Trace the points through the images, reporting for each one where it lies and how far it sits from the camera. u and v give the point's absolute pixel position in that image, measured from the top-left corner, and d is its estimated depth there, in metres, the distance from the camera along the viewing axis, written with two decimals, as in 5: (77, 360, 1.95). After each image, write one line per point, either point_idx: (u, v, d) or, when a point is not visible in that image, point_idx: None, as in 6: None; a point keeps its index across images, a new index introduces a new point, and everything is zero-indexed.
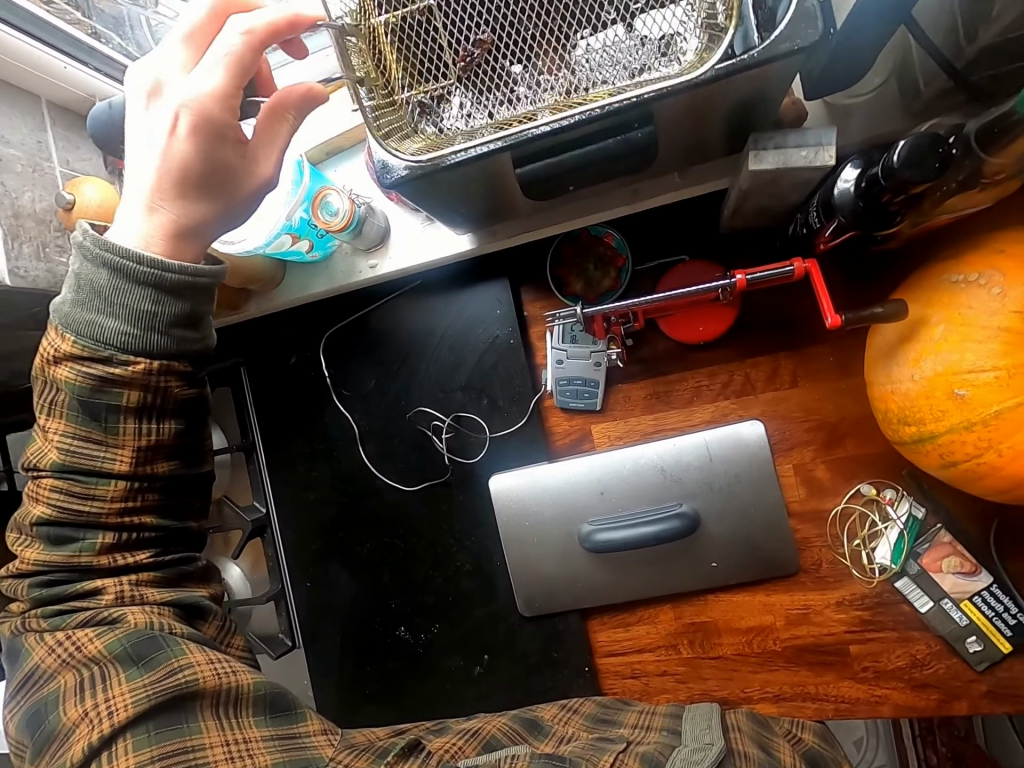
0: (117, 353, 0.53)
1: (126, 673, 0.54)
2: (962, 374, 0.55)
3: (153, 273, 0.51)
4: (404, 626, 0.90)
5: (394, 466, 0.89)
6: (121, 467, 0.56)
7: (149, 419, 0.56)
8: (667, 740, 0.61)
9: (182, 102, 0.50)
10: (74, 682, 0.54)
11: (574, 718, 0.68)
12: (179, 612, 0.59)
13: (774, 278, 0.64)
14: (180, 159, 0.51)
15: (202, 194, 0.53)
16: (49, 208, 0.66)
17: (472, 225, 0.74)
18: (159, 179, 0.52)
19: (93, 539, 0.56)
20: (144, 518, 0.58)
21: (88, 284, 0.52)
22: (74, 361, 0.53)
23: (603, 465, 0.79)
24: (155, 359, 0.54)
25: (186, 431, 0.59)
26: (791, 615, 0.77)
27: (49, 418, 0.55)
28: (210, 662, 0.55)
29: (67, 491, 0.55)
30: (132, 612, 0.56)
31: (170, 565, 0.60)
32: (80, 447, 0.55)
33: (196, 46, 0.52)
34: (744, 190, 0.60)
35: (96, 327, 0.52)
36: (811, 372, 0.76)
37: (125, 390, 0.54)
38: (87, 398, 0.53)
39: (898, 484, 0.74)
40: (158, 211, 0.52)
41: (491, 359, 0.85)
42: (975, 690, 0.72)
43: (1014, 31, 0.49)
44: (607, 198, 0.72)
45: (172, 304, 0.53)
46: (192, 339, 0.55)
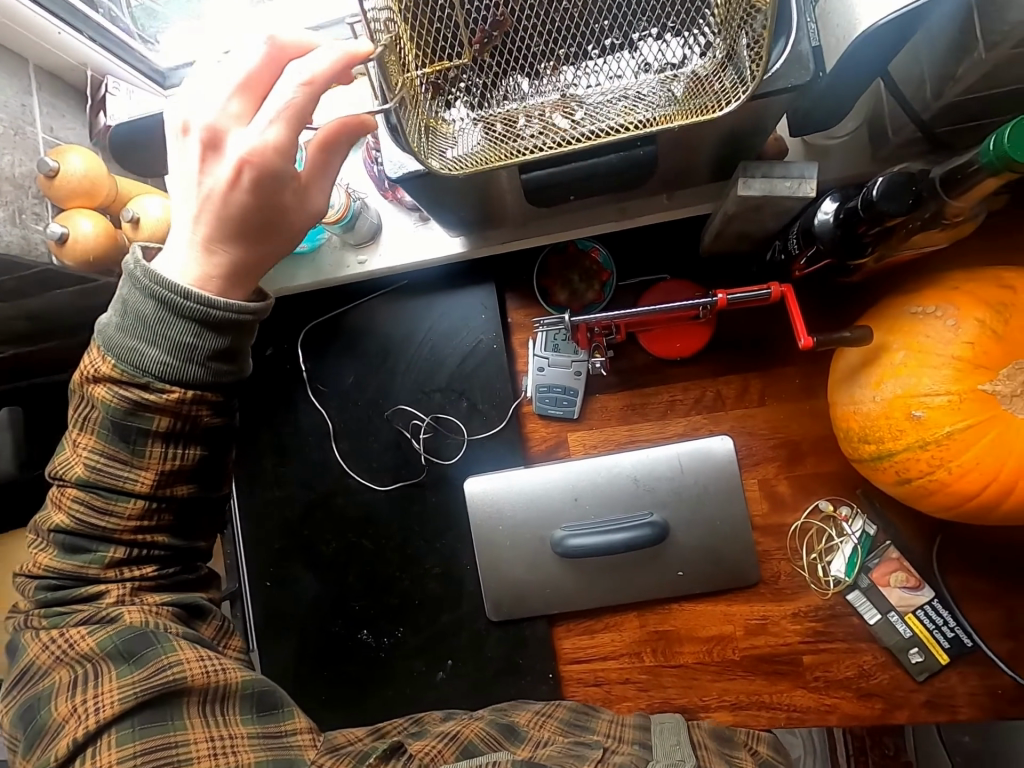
0: (155, 381, 0.49)
1: (117, 671, 0.51)
2: (919, 397, 0.60)
3: (199, 308, 0.47)
4: (366, 629, 0.88)
5: (366, 465, 0.88)
6: (142, 489, 0.52)
7: (175, 445, 0.52)
8: (638, 753, 0.63)
9: (243, 153, 0.45)
10: (66, 679, 0.51)
11: (549, 721, 0.69)
12: (180, 613, 0.56)
13: (751, 299, 0.67)
14: (236, 207, 0.47)
15: (257, 239, 0.49)
16: (29, 175, 0.63)
17: (466, 228, 0.75)
18: (211, 225, 0.47)
19: (103, 553, 0.52)
20: (156, 536, 0.54)
21: (132, 311, 0.47)
22: (112, 384, 0.49)
23: (578, 472, 0.81)
24: (189, 389, 0.50)
25: (210, 456, 0.55)
26: (750, 626, 0.80)
27: (80, 433, 0.51)
28: (200, 661, 0.53)
29: (84, 503, 0.52)
30: (127, 611, 0.53)
31: (172, 578, 0.57)
32: (104, 467, 0.51)
33: (250, 92, 0.46)
34: (730, 214, 0.64)
35: (136, 353, 0.48)
36: (777, 392, 0.80)
37: (158, 416, 0.50)
38: (118, 421, 0.50)
39: (853, 502, 0.78)
40: (213, 256, 0.48)
41: (474, 363, 0.86)
42: (915, 700, 0.76)
43: (973, 93, 0.55)
44: (598, 214, 0.75)
45: (214, 338, 0.48)
46: (229, 373, 0.51)
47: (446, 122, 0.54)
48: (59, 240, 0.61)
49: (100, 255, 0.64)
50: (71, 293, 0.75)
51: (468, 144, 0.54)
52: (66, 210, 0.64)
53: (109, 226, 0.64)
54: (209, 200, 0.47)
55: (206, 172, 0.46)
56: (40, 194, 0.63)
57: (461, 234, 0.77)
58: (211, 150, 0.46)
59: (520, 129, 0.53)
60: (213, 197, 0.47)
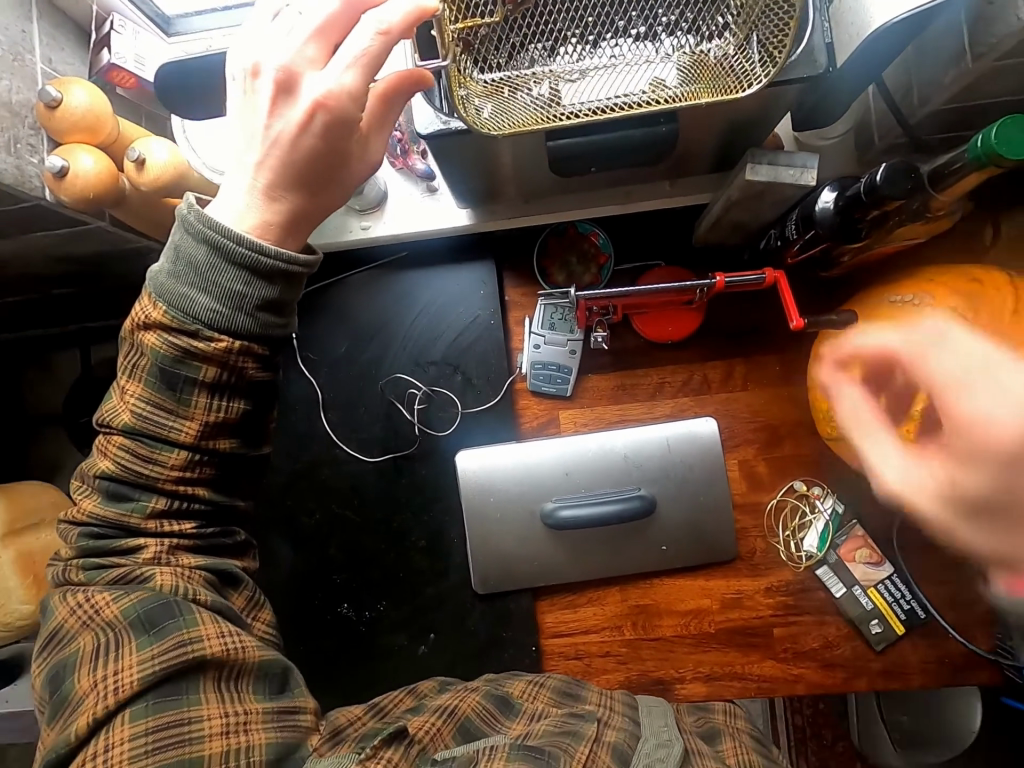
0: (204, 329, 0.46)
1: (136, 643, 0.47)
2: (896, 375, 0.65)
3: (250, 253, 0.45)
4: (347, 602, 0.86)
5: (356, 436, 0.87)
6: (186, 441, 0.49)
7: (221, 398, 0.49)
8: (630, 729, 0.60)
9: (319, 96, 0.43)
10: (91, 645, 0.48)
11: (543, 692, 0.66)
12: (212, 579, 0.53)
13: (746, 283, 0.72)
14: (300, 152, 0.45)
15: (319, 186, 0.47)
16: (25, 103, 0.59)
17: (474, 199, 0.76)
18: (273, 170, 0.45)
19: (146, 502, 0.50)
20: (199, 488, 0.51)
21: (185, 257, 0.45)
22: (162, 330, 0.46)
23: (569, 448, 0.83)
24: (235, 339, 0.47)
25: (256, 412, 0.52)
26: (726, 600, 0.84)
27: (128, 380, 0.48)
28: (219, 636, 0.49)
29: (129, 450, 0.49)
30: (159, 573, 0.50)
31: (208, 537, 0.54)
32: (150, 416, 0.48)
33: (325, 40, 0.44)
34: (732, 200, 0.67)
35: (186, 300, 0.46)
36: (758, 378, 0.85)
37: (204, 365, 0.47)
38: (166, 368, 0.47)
39: (824, 483, 0.83)
40: (275, 203, 0.46)
41: (470, 338, 0.87)
42: (872, 668, 0.81)
43: (954, 103, 0.61)
44: (602, 196, 0.78)
45: (262, 288, 0.46)
46: (277, 325, 0.49)
47: (475, 83, 0.53)
48: (57, 173, 0.58)
49: (99, 194, 0.61)
50: (54, 237, 0.71)
51: (498, 107, 0.54)
52: (63, 145, 0.61)
53: (110, 165, 0.61)
54: (276, 144, 0.45)
55: (275, 113, 0.44)
56: (36, 126, 0.60)
57: (469, 205, 0.78)
58: (284, 92, 0.44)
59: (548, 99, 0.55)
60: (280, 141, 0.45)
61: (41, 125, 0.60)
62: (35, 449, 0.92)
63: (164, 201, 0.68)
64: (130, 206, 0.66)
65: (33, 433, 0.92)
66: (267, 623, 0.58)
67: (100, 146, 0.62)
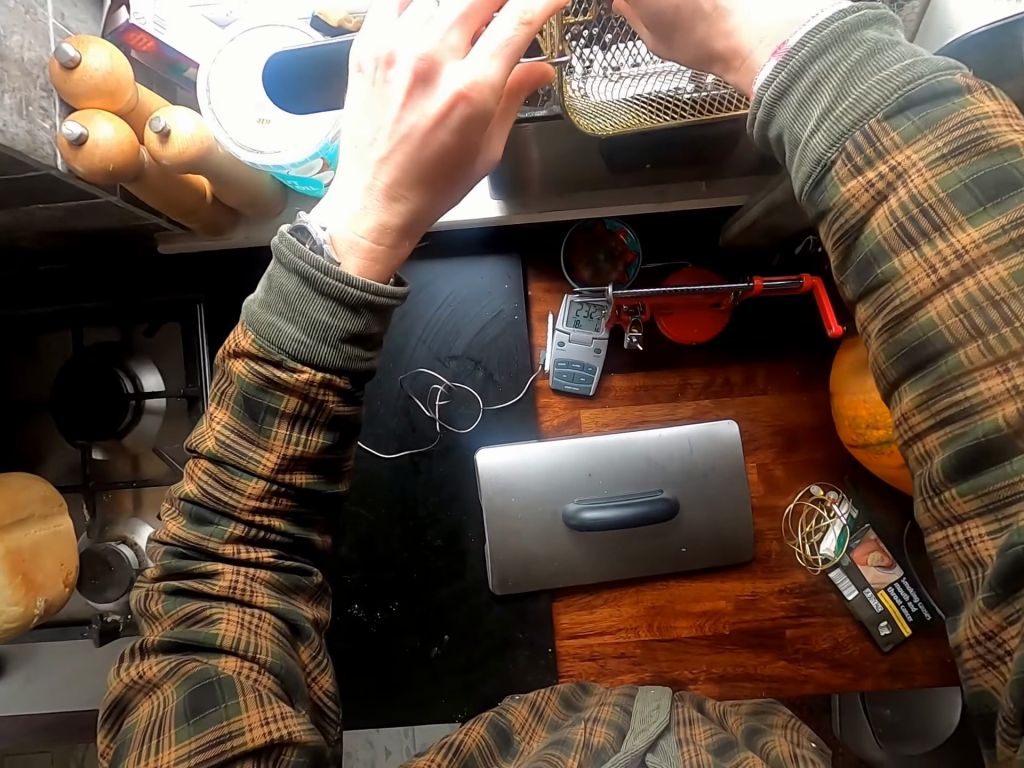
0: (287, 360, 0.43)
1: (176, 731, 0.42)
2: None
3: (336, 286, 0.41)
4: (357, 603, 0.84)
5: (373, 430, 0.85)
6: (265, 473, 0.45)
7: (302, 429, 0.45)
8: (616, 721, 0.62)
9: (461, 87, 0.41)
10: (142, 720, 0.44)
11: (541, 726, 0.65)
12: (283, 632, 0.47)
13: (785, 288, 0.76)
14: (429, 148, 0.43)
15: (441, 186, 0.45)
16: (37, 61, 0.53)
17: (508, 189, 0.73)
18: (398, 166, 0.43)
19: (224, 528, 0.46)
20: (275, 520, 0.47)
21: (275, 289, 0.42)
22: (250, 358, 0.44)
23: (590, 447, 0.81)
24: (319, 371, 0.43)
25: (340, 446, 0.48)
26: (741, 602, 0.84)
27: (216, 406, 0.46)
28: (262, 724, 0.42)
29: (212, 476, 0.46)
30: (225, 619, 0.45)
31: (288, 572, 0.48)
32: (232, 446, 0.45)
33: (468, 29, 0.42)
34: (776, 202, 0.67)
35: (273, 329, 0.43)
36: (779, 382, 0.86)
37: (287, 395, 0.44)
38: (249, 397, 0.44)
39: (840, 488, 0.84)
40: (395, 203, 0.44)
41: (493, 332, 0.85)
42: (879, 669, 0.83)
43: None
44: (636, 195, 0.75)
45: (349, 318, 0.42)
46: (363, 357, 0.44)
47: (573, 89, 0.53)
48: (75, 142, 0.53)
49: (119, 167, 0.56)
50: (56, 210, 0.66)
51: (596, 107, 0.55)
52: (77, 110, 0.55)
53: (131, 136, 0.56)
54: (406, 139, 0.43)
55: (409, 106, 0.42)
56: (48, 87, 0.54)
57: (502, 195, 0.74)
58: (421, 82, 0.42)
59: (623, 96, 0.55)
60: (411, 137, 0.42)
61: (54, 86, 0.54)
62: (16, 435, 0.85)
63: (185, 176, 0.64)
64: (148, 180, 0.62)
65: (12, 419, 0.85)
66: (326, 692, 0.50)
67: (119, 114, 0.57)
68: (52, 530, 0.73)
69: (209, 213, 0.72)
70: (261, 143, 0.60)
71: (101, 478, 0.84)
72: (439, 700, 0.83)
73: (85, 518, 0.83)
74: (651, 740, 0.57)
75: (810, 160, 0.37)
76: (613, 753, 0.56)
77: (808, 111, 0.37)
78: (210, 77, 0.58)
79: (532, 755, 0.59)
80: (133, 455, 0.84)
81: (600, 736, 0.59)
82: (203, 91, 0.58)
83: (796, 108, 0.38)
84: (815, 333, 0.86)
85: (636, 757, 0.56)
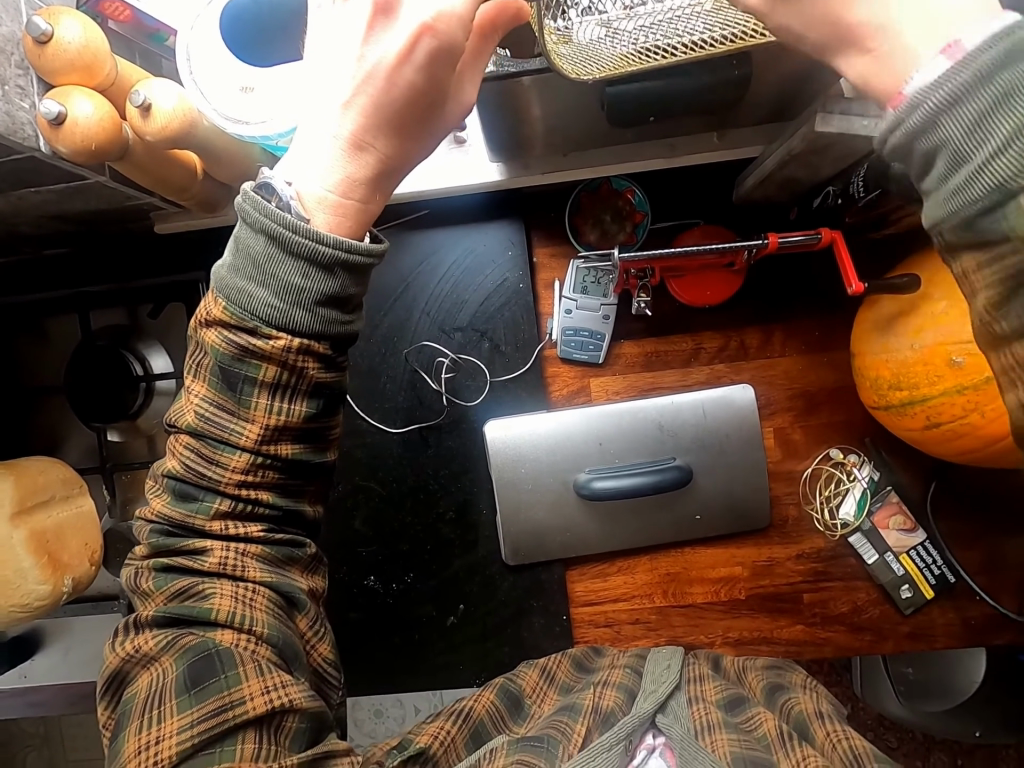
0: (261, 326, 0.41)
1: (177, 702, 0.43)
2: (958, 343, 0.63)
3: (306, 243, 0.40)
4: (373, 575, 0.85)
5: (380, 406, 0.85)
6: (249, 446, 0.44)
7: (283, 399, 0.44)
8: (627, 690, 0.60)
9: (427, 19, 0.38)
10: (142, 691, 0.44)
11: (551, 692, 0.64)
12: (278, 603, 0.47)
13: (802, 244, 0.72)
14: (398, 88, 0.40)
15: (411, 133, 0.42)
16: (11, 37, 0.51)
17: (509, 149, 0.69)
18: (365, 112, 0.41)
19: (210, 504, 0.45)
20: (262, 493, 0.46)
21: (244, 250, 0.41)
22: (222, 328, 0.42)
23: (601, 418, 0.80)
24: (296, 336, 0.42)
25: (325, 414, 0.47)
26: (757, 567, 0.82)
27: (193, 379, 0.45)
28: (263, 693, 0.43)
29: (193, 451, 0.45)
30: (218, 593, 0.45)
31: (280, 545, 0.48)
32: (213, 418, 0.44)
33: None
34: (793, 152, 0.63)
35: (243, 294, 0.41)
36: (797, 343, 0.83)
37: (264, 364, 0.43)
38: (226, 367, 0.43)
39: (861, 451, 0.82)
40: (362, 154, 0.42)
41: (498, 301, 0.83)
42: (899, 631, 0.81)
43: None
44: (646, 149, 0.71)
45: (322, 279, 0.41)
46: (341, 322, 0.43)
47: (555, 33, 0.50)
48: (54, 122, 0.51)
49: (103, 146, 0.54)
50: (47, 193, 0.65)
51: (582, 51, 0.52)
52: (56, 88, 0.54)
53: (113, 114, 0.54)
54: (371, 80, 0.40)
55: (371, 41, 0.40)
56: (24, 64, 0.52)
57: (502, 159, 0.72)
58: (382, 13, 0.39)
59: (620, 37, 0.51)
60: (376, 77, 0.40)
61: (29, 64, 0.52)
62: (30, 420, 0.86)
63: (171, 153, 0.63)
64: (134, 159, 0.60)
65: (27, 404, 0.86)
66: (326, 659, 0.51)
67: (99, 90, 0.55)
68: (75, 510, 0.74)
69: (201, 190, 0.71)
70: (245, 113, 0.57)
71: (120, 460, 0.85)
72: (457, 667, 0.85)
73: (106, 498, 0.84)
74: (660, 701, 0.57)
75: (989, 186, 0.30)
76: (621, 717, 0.56)
77: (992, 128, 0.29)
78: (191, 45, 0.56)
79: (541, 720, 0.59)
80: (148, 437, 0.85)
81: (609, 701, 0.58)
82: (184, 61, 0.56)
83: (971, 120, 0.30)
84: (834, 293, 0.82)
85: (647, 720, 0.55)
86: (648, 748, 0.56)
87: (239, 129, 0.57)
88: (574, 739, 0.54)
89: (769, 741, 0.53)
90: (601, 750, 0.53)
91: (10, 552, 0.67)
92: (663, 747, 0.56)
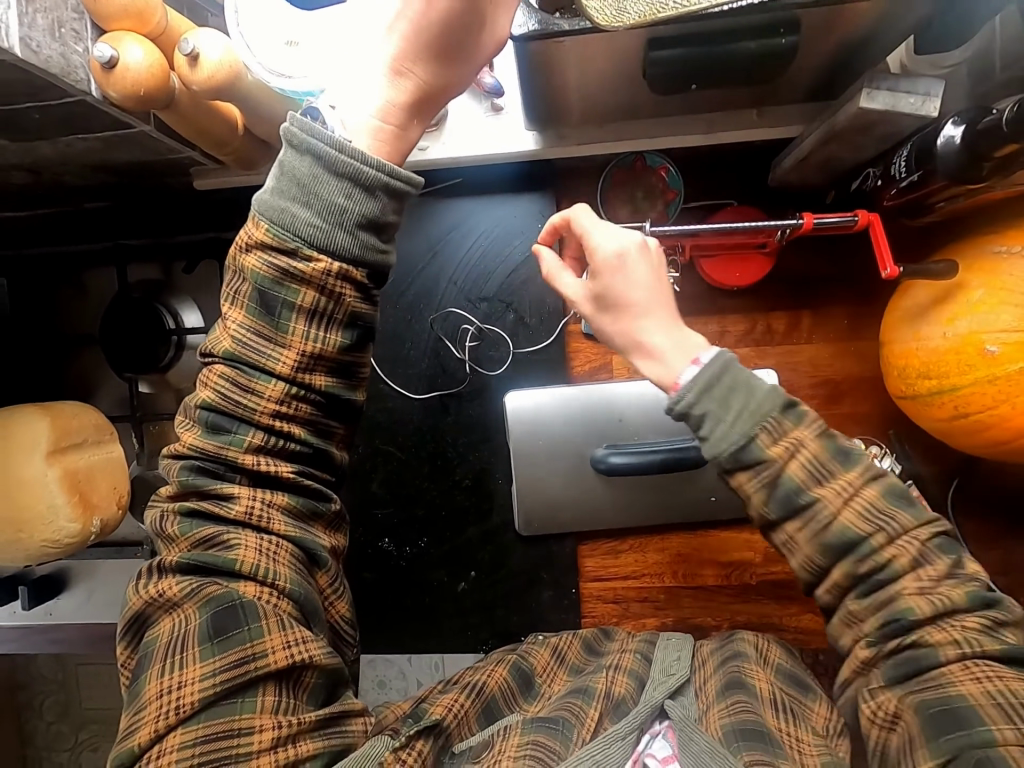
0: (303, 248, 0.44)
1: (199, 650, 0.44)
2: (992, 332, 0.63)
3: (352, 163, 0.43)
4: (388, 537, 0.87)
5: (403, 372, 0.86)
6: (285, 373, 0.46)
7: (320, 327, 0.46)
8: (636, 672, 0.61)
9: None
10: (165, 636, 0.45)
11: (561, 672, 0.64)
12: (300, 559, 0.49)
13: (837, 226, 0.69)
14: (437, 13, 0.43)
15: (450, 59, 0.45)
16: None
17: (546, 117, 0.69)
18: (407, 36, 0.44)
19: (243, 436, 0.46)
20: (294, 428, 0.47)
21: (290, 174, 0.44)
22: (262, 249, 0.44)
23: (622, 394, 0.80)
24: (336, 261, 0.44)
25: (358, 348, 0.49)
26: (770, 553, 0.82)
27: (230, 307, 0.46)
28: (284, 648, 0.45)
29: (228, 380, 0.46)
30: (243, 544, 0.46)
31: (306, 497, 0.50)
32: (250, 343, 0.45)
33: None
34: (834, 131, 0.62)
35: (286, 215, 0.43)
36: (825, 331, 0.82)
37: (304, 289, 0.44)
38: (264, 290, 0.45)
39: (883, 443, 0.81)
40: (403, 79, 0.46)
41: (525, 273, 0.84)
42: None
43: None
44: (683, 124, 0.71)
45: (364, 200, 0.44)
46: (377, 248, 0.46)
47: None
48: (106, 65, 0.53)
49: (151, 93, 0.55)
50: (93, 142, 0.66)
51: None
52: (109, 33, 0.55)
53: (162, 61, 0.55)
54: (412, 4, 0.43)
55: None
56: (79, 9, 0.54)
57: (537, 128, 0.72)
58: None
59: None
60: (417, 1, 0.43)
61: (84, 8, 0.53)
62: (65, 368, 0.89)
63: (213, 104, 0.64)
64: (179, 109, 0.61)
65: (62, 352, 0.89)
66: (343, 617, 0.53)
67: (149, 38, 0.56)
68: (105, 454, 0.77)
69: (241, 146, 0.72)
70: (289, 68, 0.57)
71: (150, 410, 0.87)
72: (464, 632, 0.86)
73: (135, 446, 0.87)
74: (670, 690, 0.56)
75: None
76: (632, 706, 0.56)
77: None
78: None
79: (553, 701, 0.59)
80: (177, 390, 0.87)
81: (620, 688, 0.58)
82: (232, 13, 0.57)
83: None
84: (866, 281, 0.81)
85: (655, 708, 0.55)
86: (652, 733, 0.56)
87: (279, 82, 0.57)
88: (589, 727, 0.54)
89: (762, 695, 0.56)
90: (615, 740, 0.52)
91: (44, 488, 0.70)
92: (665, 730, 0.56)
